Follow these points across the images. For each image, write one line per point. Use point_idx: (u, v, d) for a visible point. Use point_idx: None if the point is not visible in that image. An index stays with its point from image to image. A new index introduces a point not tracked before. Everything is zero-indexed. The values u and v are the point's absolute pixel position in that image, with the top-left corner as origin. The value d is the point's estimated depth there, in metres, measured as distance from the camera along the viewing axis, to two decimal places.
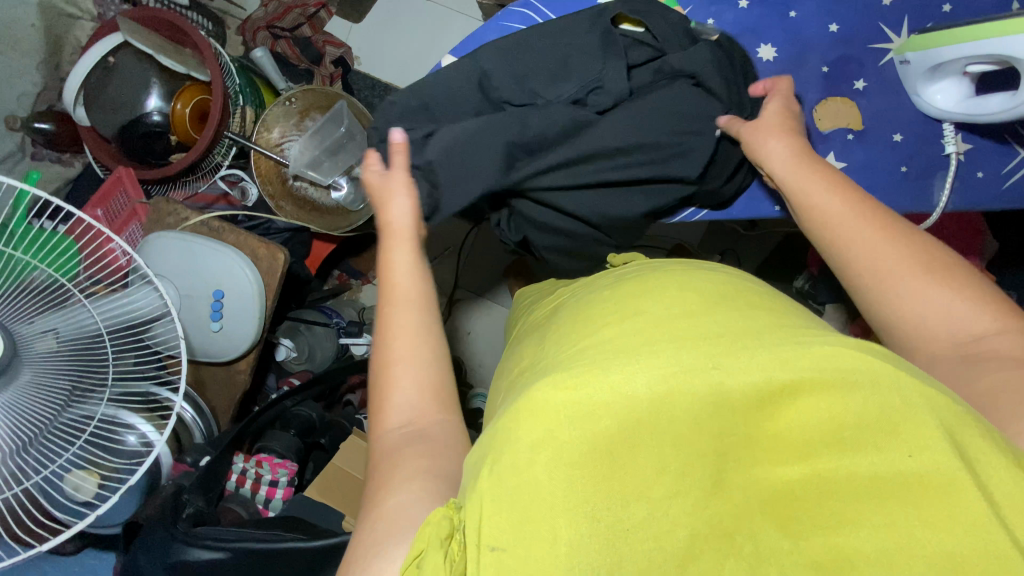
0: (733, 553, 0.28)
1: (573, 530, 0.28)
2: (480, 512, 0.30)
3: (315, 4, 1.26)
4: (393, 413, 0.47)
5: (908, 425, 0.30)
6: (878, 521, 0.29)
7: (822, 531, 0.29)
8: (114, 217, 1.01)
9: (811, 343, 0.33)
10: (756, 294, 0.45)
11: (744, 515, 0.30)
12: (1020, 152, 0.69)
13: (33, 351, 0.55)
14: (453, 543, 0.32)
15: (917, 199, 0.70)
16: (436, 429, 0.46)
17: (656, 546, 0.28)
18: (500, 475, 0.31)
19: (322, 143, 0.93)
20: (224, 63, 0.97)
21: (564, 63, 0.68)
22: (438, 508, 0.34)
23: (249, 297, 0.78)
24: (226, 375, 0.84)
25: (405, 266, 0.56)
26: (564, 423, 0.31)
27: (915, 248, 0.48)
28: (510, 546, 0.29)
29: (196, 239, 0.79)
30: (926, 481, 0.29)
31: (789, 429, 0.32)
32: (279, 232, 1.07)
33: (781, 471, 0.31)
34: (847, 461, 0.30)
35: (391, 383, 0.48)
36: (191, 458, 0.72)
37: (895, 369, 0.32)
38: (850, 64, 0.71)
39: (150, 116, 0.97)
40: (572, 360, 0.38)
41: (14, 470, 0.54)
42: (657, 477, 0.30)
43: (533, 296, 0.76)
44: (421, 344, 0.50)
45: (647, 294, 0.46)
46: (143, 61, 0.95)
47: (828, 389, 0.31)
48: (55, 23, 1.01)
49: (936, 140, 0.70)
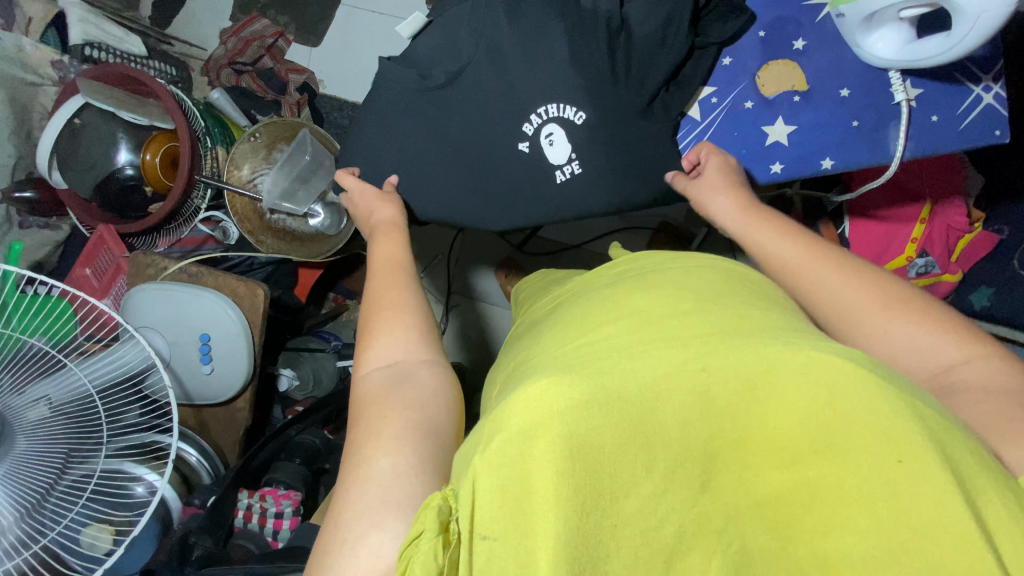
0: (720, 548, 0.31)
1: (564, 527, 0.28)
2: (473, 494, 0.30)
3: (272, 34, 1.28)
4: (375, 357, 0.50)
5: (893, 428, 0.30)
6: (865, 525, 0.30)
7: (811, 535, 0.31)
8: (101, 275, 1.03)
9: (801, 347, 0.34)
10: (751, 286, 0.48)
11: (732, 512, 0.32)
12: (973, 89, 0.64)
13: (26, 420, 0.57)
14: (449, 535, 0.31)
15: (874, 151, 0.66)
16: (424, 373, 0.49)
17: (642, 543, 0.30)
18: (492, 462, 0.30)
19: (293, 173, 0.99)
20: (187, 108, 0.99)
21: (505, 80, 0.70)
22: (437, 493, 0.33)
23: (235, 337, 0.80)
24: (227, 414, 0.86)
25: (386, 249, 0.62)
26: (558, 419, 0.30)
27: (882, 285, 0.49)
28: (500, 536, 0.29)
29: (175, 286, 0.80)
30: (919, 488, 0.29)
31: (776, 429, 0.33)
32: (262, 266, 1.07)
33: (768, 476, 0.33)
34: (833, 463, 0.32)
35: (379, 325, 0.52)
36: (199, 500, 0.74)
37: (874, 377, 0.31)
38: (787, 25, 0.69)
39: (123, 171, 0.99)
40: (563, 362, 0.38)
41: (23, 535, 0.56)
42: (646, 474, 0.31)
43: (528, 291, 0.78)
44: (403, 293, 0.55)
45: (639, 290, 0.48)
46: (108, 119, 0.98)
47: (803, 379, 0.33)
48: (20, 93, 1.02)
49: (884, 89, 0.65)
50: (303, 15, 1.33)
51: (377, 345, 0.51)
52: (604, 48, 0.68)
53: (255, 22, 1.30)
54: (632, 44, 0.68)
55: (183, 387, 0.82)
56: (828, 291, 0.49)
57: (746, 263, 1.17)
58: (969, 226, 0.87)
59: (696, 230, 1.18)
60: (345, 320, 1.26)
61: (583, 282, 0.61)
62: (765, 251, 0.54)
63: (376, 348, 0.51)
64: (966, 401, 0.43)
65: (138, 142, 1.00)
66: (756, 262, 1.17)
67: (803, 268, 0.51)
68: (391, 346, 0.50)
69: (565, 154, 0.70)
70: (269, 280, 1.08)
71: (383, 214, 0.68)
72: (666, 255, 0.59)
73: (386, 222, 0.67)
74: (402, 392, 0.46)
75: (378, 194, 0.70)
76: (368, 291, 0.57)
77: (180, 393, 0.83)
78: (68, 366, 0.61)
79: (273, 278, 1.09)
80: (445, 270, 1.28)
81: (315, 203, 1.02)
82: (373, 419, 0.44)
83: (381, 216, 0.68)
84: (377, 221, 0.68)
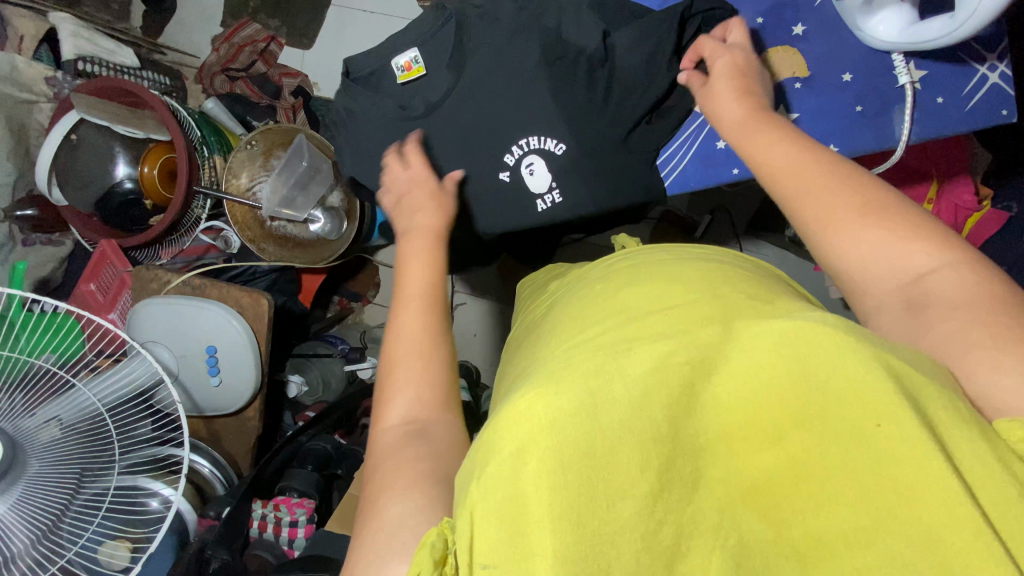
0: (719, 544, 0.29)
1: (561, 541, 0.26)
2: (471, 529, 0.30)
3: (263, 39, 1.27)
4: (391, 412, 0.48)
5: (870, 392, 0.29)
6: (850, 497, 0.29)
7: (802, 516, 0.29)
8: (107, 290, 1.03)
9: (781, 322, 0.33)
10: (732, 276, 0.47)
11: (727, 507, 0.30)
12: (979, 69, 0.62)
13: (38, 442, 0.57)
14: (446, 568, 0.31)
15: (878, 137, 0.65)
16: (438, 429, 0.47)
17: (643, 547, 0.27)
18: (486, 487, 0.30)
19: (291, 180, 0.98)
20: (183, 118, 0.98)
21: (498, 79, 0.69)
22: (433, 528, 0.34)
23: (242, 348, 0.80)
24: (238, 424, 0.87)
25: (417, 267, 0.56)
26: (547, 431, 0.30)
27: (863, 190, 0.45)
28: (499, 564, 0.28)
29: (179, 299, 0.80)
30: (898, 452, 0.28)
31: (768, 419, 0.31)
32: (266, 274, 1.07)
33: (758, 462, 0.31)
34: (815, 437, 0.30)
35: (398, 376, 0.49)
36: (214, 513, 0.74)
37: (855, 341, 0.31)
38: (785, 10, 0.67)
39: (122, 185, 0.99)
40: (548, 368, 0.38)
41: (50, 549, 0.57)
42: (640, 474, 0.29)
43: (531, 290, 0.77)
44: (429, 336, 0.51)
45: (627, 286, 0.47)
46: (105, 134, 0.98)
47: (782, 370, 0.31)
48: (15, 111, 1.02)
49: (887, 74, 0.64)
50: (294, 17, 1.32)
51: (390, 398, 0.49)
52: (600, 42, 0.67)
53: (245, 28, 1.29)
54: (627, 38, 0.67)
55: (193, 400, 0.82)
56: (810, 199, 0.46)
57: (751, 249, 1.17)
58: (978, 204, 0.85)
59: (699, 218, 1.17)
60: (351, 322, 1.27)
61: (571, 280, 0.61)
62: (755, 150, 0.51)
63: (395, 398, 0.48)
64: (935, 317, 0.39)
65: (136, 156, 1.00)
66: (760, 247, 1.16)
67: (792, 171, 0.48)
68: (409, 400, 0.48)
69: (545, 184, 0.70)
70: (273, 288, 1.08)
71: (427, 218, 0.60)
72: (690, 249, 0.57)
73: (432, 232, 0.59)
74: (416, 451, 0.45)
75: (424, 196, 0.63)
76: (393, 327, 0.52)
77: (189, 406, 0.83)
78: (76, 386, 0.61)
79: (276, 286, 1.09)
80: None
81: (314, 208, 1.02)
82: (381, 473, 0.45)
83: (422, 219, 0.60)
84: (422, 224, 0.59)
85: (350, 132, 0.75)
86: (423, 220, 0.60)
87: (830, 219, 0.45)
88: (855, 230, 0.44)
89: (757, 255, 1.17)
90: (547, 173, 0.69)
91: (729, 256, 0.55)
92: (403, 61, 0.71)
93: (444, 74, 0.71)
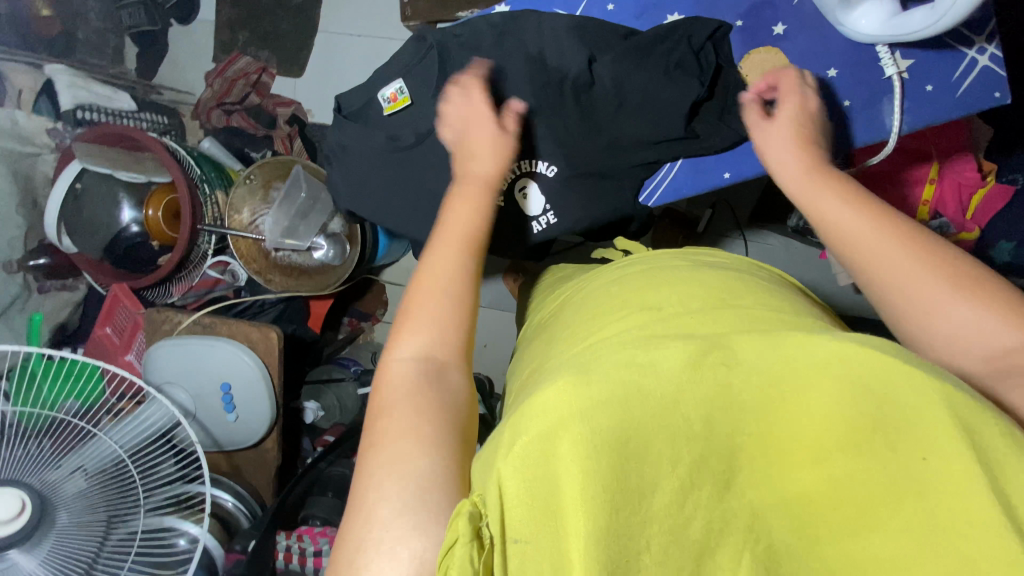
0: (749, 544, 0.30)
1: (593, 525, 0.27)
2: (501, 500, 0.29)
3: (255, 70, 1.30)
4: (406, 347, 0.46)
5: (915, 417, 0.28)
6: (894, 527, 0.27)
7: (839, 537, 0.29)
8: (121, 332, 1.05)
9: (821, 339, 0.33)
10: (759, 287, 0.46)
11: (760, 513, 0.31)
12: (967, 53, 0.62)
13: (65, 492, 0.59)
14: (480, 539, 0.29)
15: (870, 130, 0.64)
16: (455, 375, 0.46)
17: (671, 541, 0.29)
18: (517, 461, 0.29)
19: (291, 211, 1.00)
20: (183, 158, 1.00)
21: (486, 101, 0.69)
22: (465, 499, 0.31)
23: (255, 382, 0.82)
24: (258, 456, 0.88)
25: (464, 210, 0.54)
26: (577, 417, 0.30)
27: (938, 258, 0.43)
28: (531, 538, 0.28)
29: (190, 339, 0.82)
30: (937, 482, 0.27)
31: (798, 429, 0.31)
32: (272, 306, 1.10)
33: (797, 477, 0.31)
34: (864, 464, 0.29)
35: (417, 315, 0.48)
36: (241, 545, 0.74)
37: (908, 367, 0.30)
38: (764, 10, 0.67)
39: (128, 228, 1.01)
40: (579, 360, 0.38)
41: None
42: (670, 471, 0.30)
43: (540, 291, 0.75)
44: (459, 283, 0.49)
45: (654, 287, 0.47)
46: (108, 180, 1.00)
47: (822, 377, 0.31)
48: (20, 164, 1.04)
49: (874, 65, 0.64)
50: (283, 48, 1.34)
51: (405, 333, 0.47)
52: (583, 61, 0.67)
53: (238, 61, 1.32)
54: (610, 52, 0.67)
55: (212, 437, 0.84)
56: (833, 219, 0.48)
57: (755, 240, 1.16)
58: (982, 180, 0.85)
59: (700, 213, 1.16)
60: (362, 342, 1.28)
61: (585, 281, 0.60)
62: (823, 211, 0.49)
63: (410, 332, 0.47)
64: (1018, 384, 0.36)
65: (140, 199, 1.02)
66: (763, 236, 1.15)
67: (864, 238, 0.45)
68: (424, 337, 0.46)
69: (541, 206, 0.72)
70: (282, 318, 1.11)
71: (483, 166, 0.58)
72: (681, 252, 0.58)
73: (483, 182, 0.57)
74: (437, 395, 0.44)
75: (489, 139, 0.60)
76: (423, 267, 0.51)
77: (208, 442, 0.85)
78: (97, 435, 0.63)
79: (286, 316, 1.12)
80: None
81: (316, 235, 1.04)
82: (391, 412, 0.43)
83: (482, 170, 0.58)
84: (470, 170, 0.58)
85: (344, 165, 0.76)
86: (478, 167, 0.58)
87: (851, 240, 0.46)
88: (878, 247, 0.44)
89: (762, 245, 1.16)
90: (541, 197, 0.70)
91: (746, 267, 0.55)
92: (388, 93, 0.73)
93: (431, 102, 0.72)
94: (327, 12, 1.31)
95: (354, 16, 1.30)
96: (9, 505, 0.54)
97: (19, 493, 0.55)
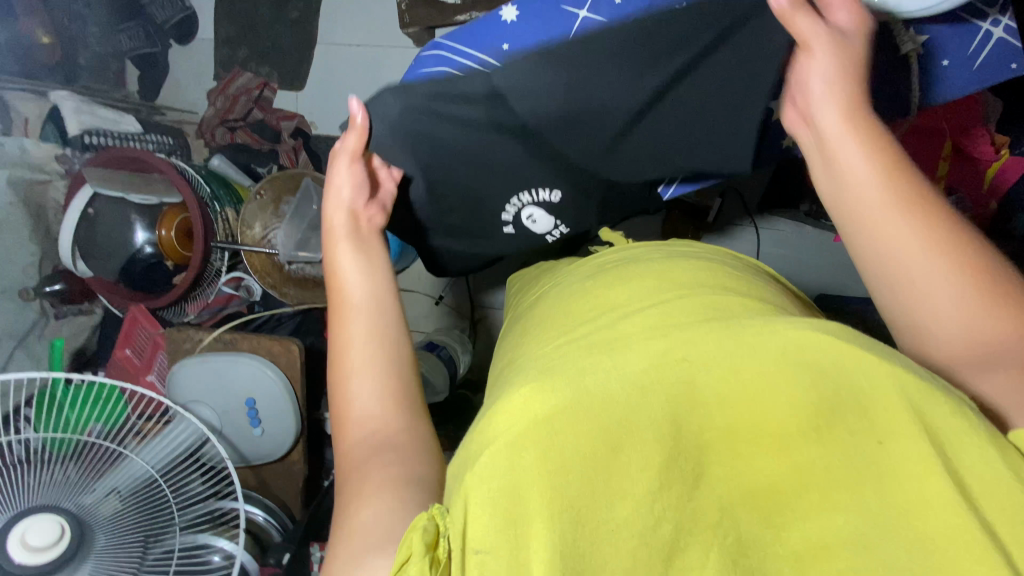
0: (717, 542, 0.28)
1: (559, 539, 0.25)
2: (466, 513, 0.27)
3: (257, 87, 1.32)
4: (351, 423, 0.45)
5: (872, 400, 0.29)
6: (854, 510, 0.28)
7: (806, 518, 0.28)
8: (141, 352, 1.06)
9: (780, 325, 0.32)
10: (731, 274, 0.46)
11: (729, 505, 0.29)
12: (983, 26, 0.61)
13: (101, 514, 0.59)
14: (438, 554, 0.27)
15: (888, 107, 0.65)
16: (399, 435, 0.44)
17: (639, 543, 0.27)
18: (483, 476, 0.27)
19: (302, 224, 0.99)
20: (191, 177, 1.00)
21: None
22: (422, 513, 0.29)
23: (278, 397, 0.82)
24: (284, 469, 0.89)
25: (348, 263, 0.54)
26: (548, 432, 0.28)
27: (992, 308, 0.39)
28: (496, 548, 0.25)
29: (213, 356, 0.82)
30: (893, 468, 0.28)
31: (765, 419, 0.30)
32: (290, 318, 1.11)
33: (763, 467, 0.30)
34: (819, 449, 0.29)
35: (346, 390, 0.46)
36: (274, 559, 0.74)
37: (863, 352, 0.29)
38: None
39: (143, 250, 1.01)
40: (544, 364, 0.37)
41: None
42: (640, 475, 0.28)
43: (520, 290, 0.76)
44: (376, 345, 0.48)
45: (625, 283, 0.46)
46: (119, 202, 1.00)
47: (778, 373, 0.30)
48: (31, 192, 1.05)
49: (889, 42, 0.63)
50: (283, 61, 1.34)
51: (344, 405, 0.46)
52: None
53: (239, 78, 1.33)
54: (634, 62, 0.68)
55: (239, 452, 0.85)
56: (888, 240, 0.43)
57: (765, 226, 1.16)
58: (998, 154, 0.84)
59: (709, 202, 1.14)
60: None
61: (564, 276, 0.59)
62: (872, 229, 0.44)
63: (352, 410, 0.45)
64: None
65: (152, 219, 1.02)
66: (773, 222, 1.15)
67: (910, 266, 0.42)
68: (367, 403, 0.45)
69: (549, 224, 0.74)
70: (300, 329, 1.11)
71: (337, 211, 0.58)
72: (651, 245, 0.58)
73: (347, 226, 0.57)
74: (381, 460, 0.41)
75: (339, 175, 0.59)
76: (333, 338, 0.50)
77: (236, 458, 0.86)
78: (128, 455, 0.63)
79: (303, 328, 1.12)
80: (465, 285, 1.31)
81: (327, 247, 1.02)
82: (343, 483, 0.42)
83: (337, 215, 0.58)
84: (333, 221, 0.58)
85: None
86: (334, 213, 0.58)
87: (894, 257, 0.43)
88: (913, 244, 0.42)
89: (773, 231, 1.16)
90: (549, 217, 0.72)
91: (718, 255, 0.54)
92: None
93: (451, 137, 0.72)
94: (326, 22, 1.30)
95: (351, 24, 1.29)
96: (49, 531, 0.53)
97: (57, 519, 0.54)
